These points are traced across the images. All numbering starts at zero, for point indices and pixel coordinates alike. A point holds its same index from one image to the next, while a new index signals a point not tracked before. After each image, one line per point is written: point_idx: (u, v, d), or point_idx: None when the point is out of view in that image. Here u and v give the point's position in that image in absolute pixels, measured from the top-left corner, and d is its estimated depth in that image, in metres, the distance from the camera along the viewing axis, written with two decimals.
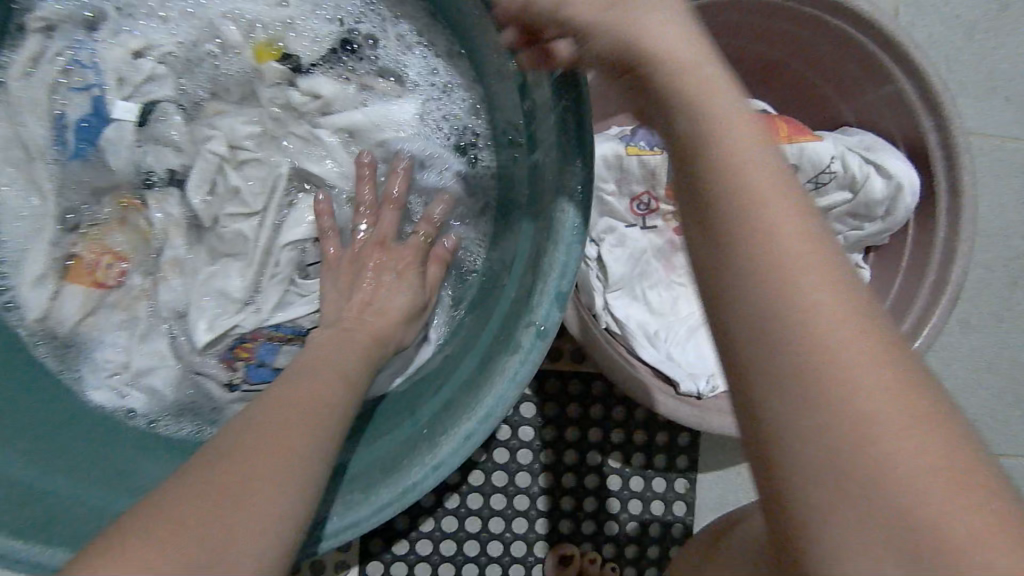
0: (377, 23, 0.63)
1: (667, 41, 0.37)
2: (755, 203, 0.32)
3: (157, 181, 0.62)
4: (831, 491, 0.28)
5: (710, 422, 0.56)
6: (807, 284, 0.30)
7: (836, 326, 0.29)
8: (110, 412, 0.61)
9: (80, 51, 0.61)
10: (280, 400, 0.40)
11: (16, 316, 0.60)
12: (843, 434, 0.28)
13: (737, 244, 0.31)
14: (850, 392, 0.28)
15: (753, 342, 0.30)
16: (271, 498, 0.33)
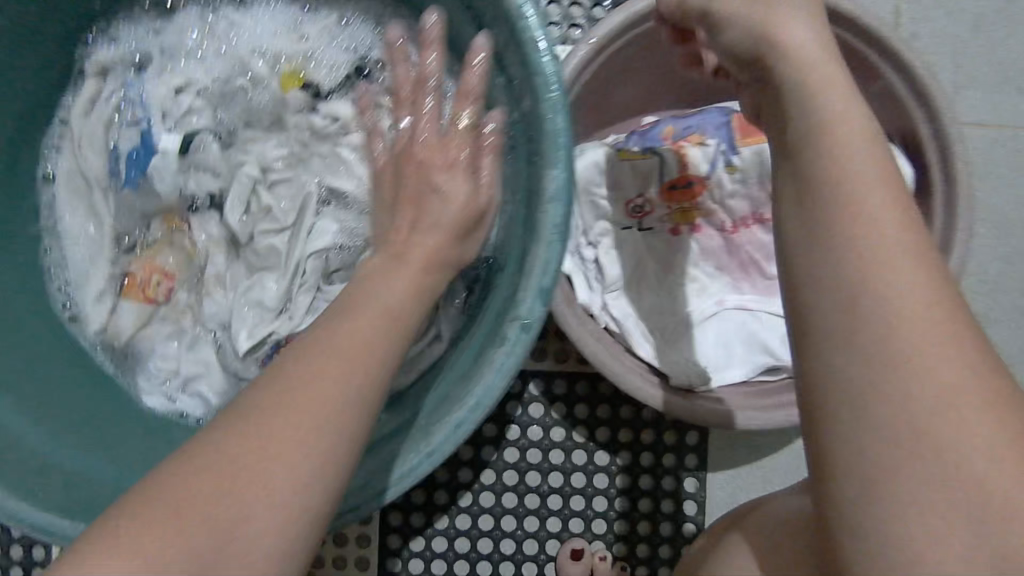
0: (386, 48, 0.68)
1: (799, 62, 0.45)
2: (865, 206, 0.41)
3: (200, 205, 0.68)
4: (886, 435, 0.38)
5: (700, 411, 0.61)
6: (895, 272, 0.39)
7: (918, 308, 0.39)
8: (170, 417, 0.67)
9: (130, 90, 0.68)
10: (319, 346, 0.41)
11: (80, 328, 0.68)
12: (908, 384, 0.38)
13: (833, 232, 0.41)
14: (926, 364, 0.38)
15: (841, 313, 0.40)
16: (293, 471, 0.37)
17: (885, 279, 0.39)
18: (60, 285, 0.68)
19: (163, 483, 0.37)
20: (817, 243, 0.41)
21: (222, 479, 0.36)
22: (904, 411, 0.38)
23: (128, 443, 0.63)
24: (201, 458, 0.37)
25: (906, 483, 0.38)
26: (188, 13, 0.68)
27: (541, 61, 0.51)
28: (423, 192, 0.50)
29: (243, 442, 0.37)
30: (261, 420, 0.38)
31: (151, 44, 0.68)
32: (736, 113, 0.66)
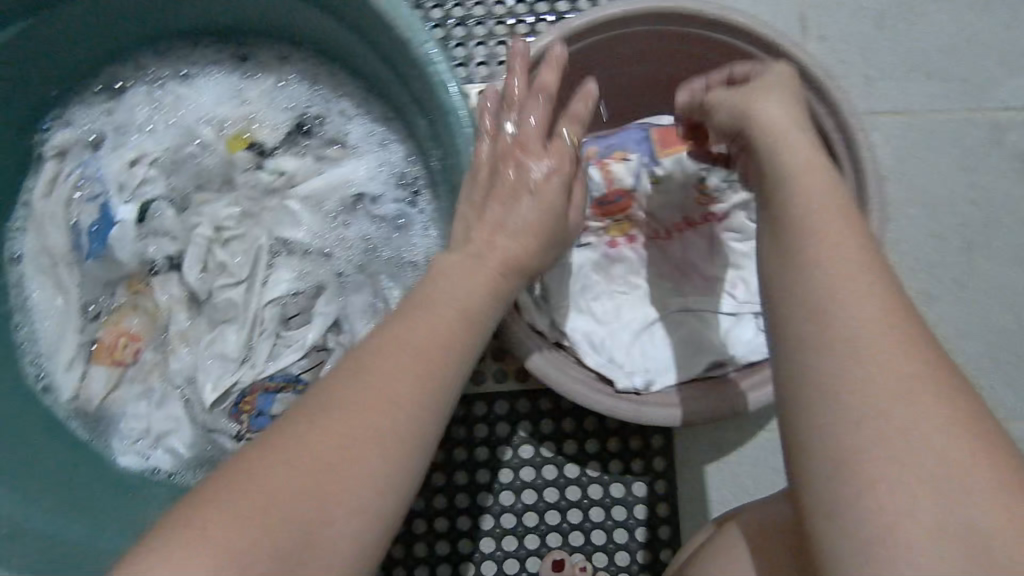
0: (323, 103, 0.73)
1: (772, 115, 0.53)
2: (830, 226, 0.45)
3: (160, 268, 0.71)
4: (886, 429, 0.38)
5: (646, 413, 0.62)
6: (871, 282, 0.42)
7: (899, 316, 0.41)
8: (145, 475, 0.69)
9: (88, 168, 0.72)
10: (404, 345, 0.42)
11: (52, 398, 0.70)
12: (905, 378, 0.39)
13: (809, 245, 0.45)
14: (897, 360, 0.40)
15: (812, 318, 0.43)
16: (369, 475, 0.37)
17: (848, 284, 0.42)
18: (32, 358, 0.71)
19: (238, 478, 0.36)
20: (792, 262, 0.45)
21: (305, 478, 0.36)
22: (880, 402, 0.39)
23: (105, 505, 0.65)
24: (280, 454, 0.37)
25: (889, 477, 0.37)
26: (136, 91, 0.73)
27: (453, 102, 0.56)
28: (517, 194, 0.52)
29: (327, 436, 0.37)
30: (343, 416, 0.38)
31: (104, 123, 0.73)
32: (654, 127, 0.71)
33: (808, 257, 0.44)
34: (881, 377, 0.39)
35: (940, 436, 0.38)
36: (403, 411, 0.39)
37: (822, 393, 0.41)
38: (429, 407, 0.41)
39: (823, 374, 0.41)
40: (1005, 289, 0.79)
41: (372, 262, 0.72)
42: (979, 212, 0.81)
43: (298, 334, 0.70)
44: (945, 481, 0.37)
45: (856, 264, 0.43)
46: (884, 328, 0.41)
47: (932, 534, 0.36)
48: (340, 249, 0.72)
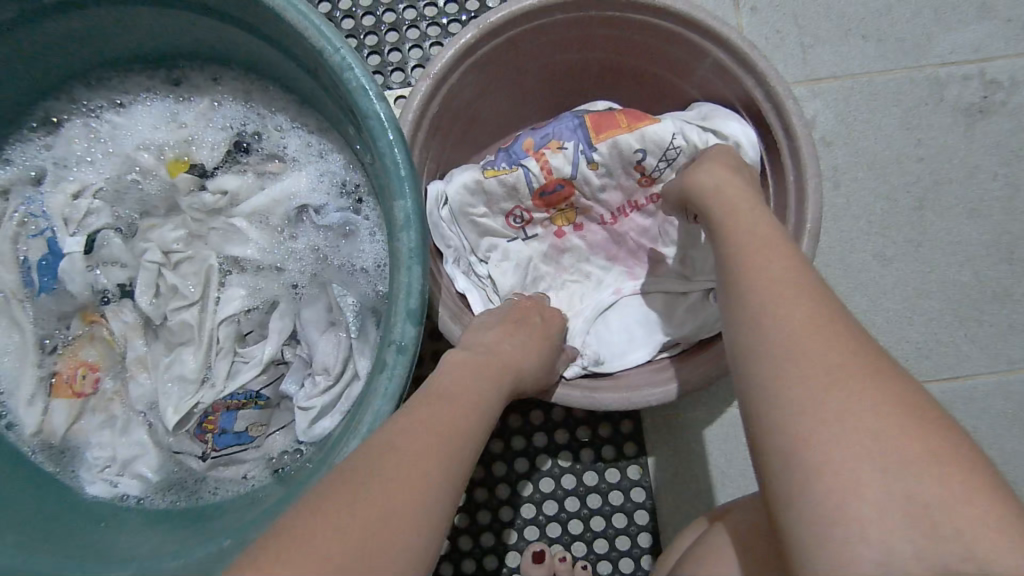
0: (259, 120, 0.74)
1: (717, 177, 0.59)
2: (761, 254, 0.50)
3: (112, 296, 0.72)
4: (852, 431, 0.39)
5: (600, 399, 0.62)
6: (811, 299, 0.46)
7: (844, 327, 0.44)
8: (114, 501, 0.69)
9: (31, 205, 0.72)
10: (426, 426, 0.46)
11: (17, 434, 0.71)
12: (859, 381, 0.40)
13: (751, 272, 0.49)
14: (828, 357, 0.42)
15: (752, 334, 0.46)
16: (408, 539, 0.39)
17: (781, 301, 0.46)
18: None
19: (293, 544, 0.37)
20: (736, 290, 0.49)
21: (355, 540, 0.37)
22: (818, 395, 0.41)
23: (70, 532, 0.65)
24: (331, 518, 0.38)
25: (857, 477, 0.38)
26: (74, 125, 0.74)
27: (373, 107, 0.55)
28: (529, 317, 0.64)
29: (373, 502, 0.39)
30: (383, 484, 0.41)
31: (44, 159, 0.73)
32: (587, 114, 0.70)
33: (743, 283, 0.48)
34: (818, 372, 0.41)
35: (876, 417, 0.39)
36: (432, 486, 0.42)
37: (772, 396, 0.42)
38: (452, 482, 0.44)
39: (770, 378, 0.43)
40: (959, 245, 0.79)
41: (325, 271, 0.72)
42: (926, 167, 0.81)
43: (255, 350, 0.70)
44: (889, 460, 0.38)
45: (788, 282, 0.47)
46: (813, 331, 0.43)
47: (883, 512, 0.37)
48: (292, 262, 0.72)
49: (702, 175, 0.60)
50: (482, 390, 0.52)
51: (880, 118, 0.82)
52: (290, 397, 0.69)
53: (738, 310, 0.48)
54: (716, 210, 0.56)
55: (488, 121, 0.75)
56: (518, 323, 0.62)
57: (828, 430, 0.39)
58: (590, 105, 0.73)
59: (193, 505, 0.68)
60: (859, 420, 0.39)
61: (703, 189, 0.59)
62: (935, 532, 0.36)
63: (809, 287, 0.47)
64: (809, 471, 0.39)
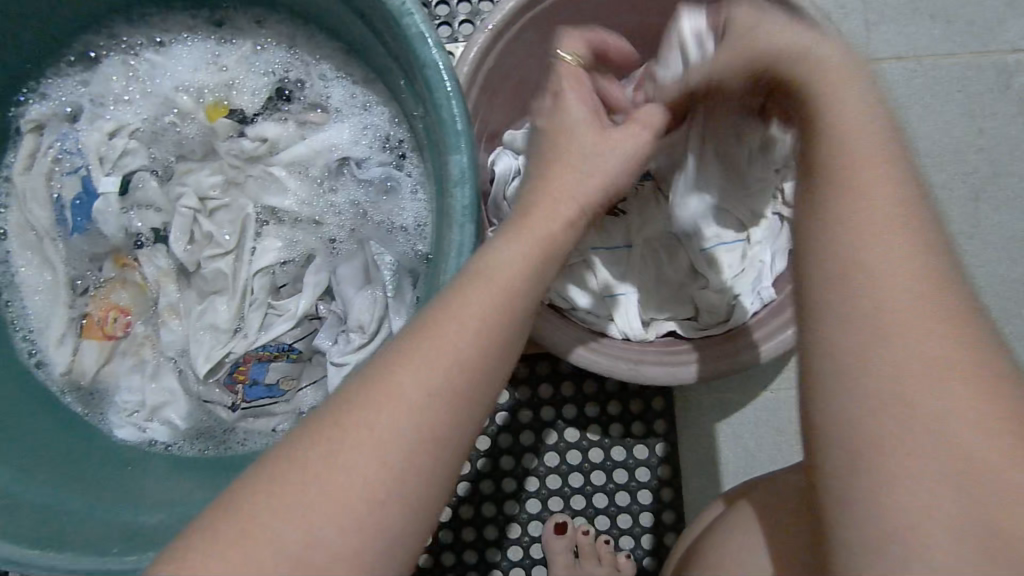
0: (303, 68, 0.71)
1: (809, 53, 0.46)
2: (866, 168, 0.41)
3: (146, 241, 0.70)
4: (905, 415, 0.37)
5: (642, 372, 0.61)
6: (898, 244, 0.39)
7: (928, 289, 0.38)
8: (142, 446, 0.69)
9: (66, 141, 0.71)
10: (431, 349, 0.40)
11: (47, 373, 0.70)
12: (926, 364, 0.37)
13: (838, 191, 0.41)
14: (903, 321, 0.38)
15: (830, 280, 0.40)
16: (401, 475, 0.37)
17: (876, 237, 0.39)
18: (23, 334, 0.70)
19: (279, 490, 0.36)
20: (826, 213, 0.41)
21: (337, 485, 0.36)
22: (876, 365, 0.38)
23: (99, 473, 0.65)
24: (316, 467, 0.37)
25: (908, 466, 0.36)
26: (111, 61, 0.71)
27: (430, 55, 0.53)
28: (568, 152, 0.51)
29: (358, 443, 0.37)
30: (371, 426, 0.37)
31: (80, 95, 0.71)
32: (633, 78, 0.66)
33: (828, 211, 0.41)
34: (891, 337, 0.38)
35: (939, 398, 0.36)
36: (427, 414, 0.38)
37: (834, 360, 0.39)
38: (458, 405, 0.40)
39: (857, 344, 0.38)
40: (1014, 239, 0.77)
41: (365, 227, 0.70)
42: (985, 158, 0.78)
43: (289, 303, 0.69)
44: (937, 449, 0.36)
45: (888, 212, 0.40)
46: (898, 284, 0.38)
47: (937, 504, 0.35)
48: (331, 216, 0.70)
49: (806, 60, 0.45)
50: (516, 276, 0.44)
51: (941, 103, 0.79)
52: (322, 352, 0.68)
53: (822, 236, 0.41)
54: (817, 102, 0.44)
55: (540, 86, 0.71)
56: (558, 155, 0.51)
57: (876, 405, 0.37)
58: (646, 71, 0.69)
59: (221, 455, 0.68)
60: (916, 400, 0.37)
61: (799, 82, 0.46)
62: (971, 532, 0.35)
63: (917, 228, 0.40)
64: (841, 450, 0.38)
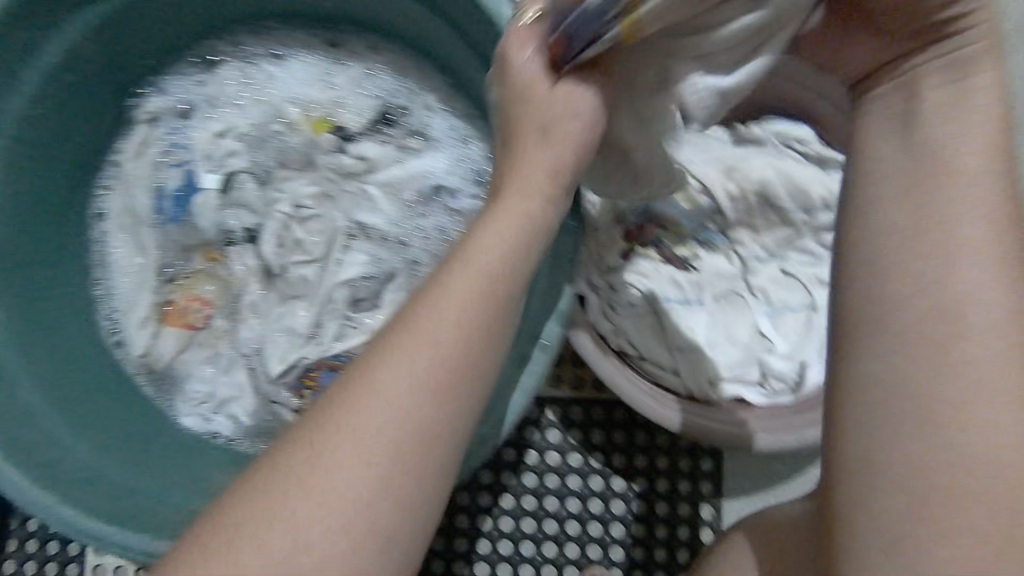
0: (409, 95, 0.73)
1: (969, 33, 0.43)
2: (941, 210, 0.42)
3: (237, 239, 0.73)
4: (926, 440, 0.40)
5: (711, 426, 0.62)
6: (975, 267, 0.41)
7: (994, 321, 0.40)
8: (203, 435, 0.71)
9: (177, 135, 0.74)
10: (412, 353, 0.40)
11: (124, 353, 0.72)
12: (968, 388, 0.40)
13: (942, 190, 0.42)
14: (966, 353, 0.40)
15: (897, 292, 0.42)
16: (385, 469, 0.38)
17: (961, 277, 0.41)
18: (107, 312, 0.73)
19: (262, 495, 0.37)
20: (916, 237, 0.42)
21: (322, 489, 0.37)
22: (917, 379, 0.41)
23: (166, 456, 0.66)
24: (298, 472, 0.38)
25: (916, 484, 0.40)
26: (228, 65, 0.74)
27: None
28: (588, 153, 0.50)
29: (338, 445, 0.38)
30: (349, 423, 0.39)
31: (194, 93, 0.74)
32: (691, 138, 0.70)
33: (925, 214, 0.42)
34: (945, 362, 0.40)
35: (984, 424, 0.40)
36: (406, 408, 0.39)
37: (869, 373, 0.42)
38: (440, 395, 0.40)
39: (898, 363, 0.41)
40: None
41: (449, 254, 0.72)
42: None
43: (366, 317, 0.71)
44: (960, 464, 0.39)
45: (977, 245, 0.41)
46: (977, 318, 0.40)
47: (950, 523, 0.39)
48: (417, 239, 0.72)
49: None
50: (494, 267, 0.44)
51: None
52: None
53: (899, 257, 0.42)
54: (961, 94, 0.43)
55: None
56: (564, 118, 0.46)
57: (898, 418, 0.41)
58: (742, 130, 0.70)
59: None
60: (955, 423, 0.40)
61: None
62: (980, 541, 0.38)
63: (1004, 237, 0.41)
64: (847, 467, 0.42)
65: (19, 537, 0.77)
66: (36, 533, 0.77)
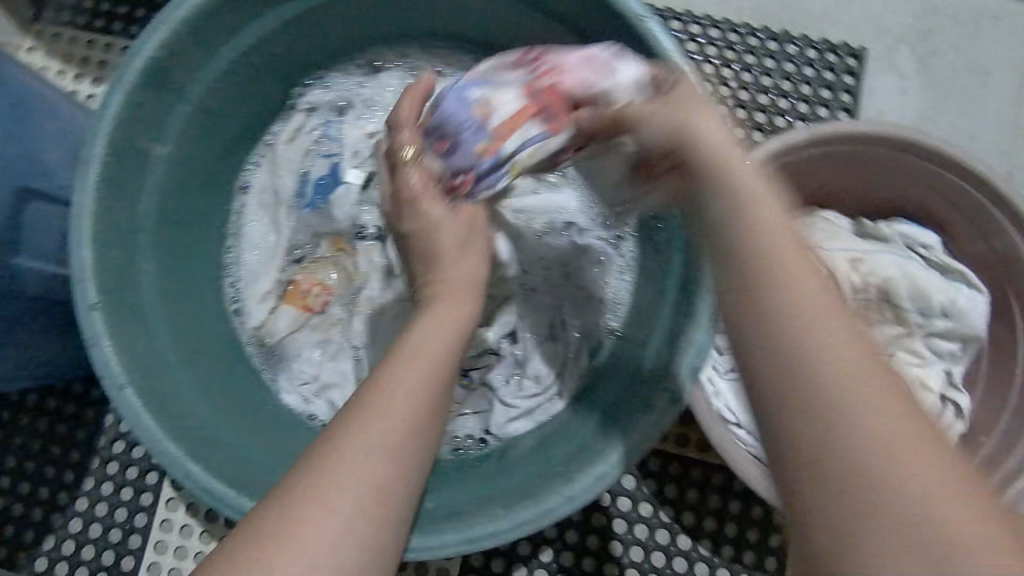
0: None
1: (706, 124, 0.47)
2: (751, 268, 0.38)
3: (368, 235, 0.76)
4: (887, 539, 0.30)
5: None
6: (810, 322, 0.35)
7: (836, 376, 0.34)
8: (301, 416, 0.73)
9: (329, 128, 0.78)
10: (374, 410, 0.42)
11: (241, 322, 0.75)
12: (871, 461, 0.32)
13: (742, 254, 0.39)
14: (858, 409, 0.33)
15: (792, 381, 0.34)
16: (349, 521, 0.37)
17: (786, 318, 0.35)
18: (232, 281, 0.76)
19: (235, 569, 0.35)
20: (755, 279, 0.37)
21: (285, 541, 0.36)
22: (847, 462, 0.32)
23: (269, 427, 0.69)
24: (274, 533, 0.36)
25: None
26: (392, 74, 0.79)
27: None
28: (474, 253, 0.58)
29: (306, 498, 0.38)
30: (325, 482, 0.38)
31: (354, 94, 0.79)
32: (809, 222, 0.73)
33: (748, 287, 0.38)
34: (839, 385, 0.33)
35: (881, 443, 0.32)
36: (366, 459, 0.40)
37: (797, 420, 0.34)
38: (400, 450, 0.41)
39: (820, 450, 0.32)
40: None
41: (567, 288, 0.75)
42: None
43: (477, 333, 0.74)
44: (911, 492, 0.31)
45: (801, 267, 0.37)
46: (838, 335, 0.35)
47: None
48: (539, 267, 0.75)
49: (690, 114, 0.48)
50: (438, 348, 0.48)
51: None
52: (491, 386, 0.73)
53: (757, 315, 0.37)
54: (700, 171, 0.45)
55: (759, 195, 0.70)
56: (476, 234, 0.59)
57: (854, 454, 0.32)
58: (875, 224, 0.72)
59: None
60: (865, 454, 0.32)
61: (697, 141, 0.46)
62: None
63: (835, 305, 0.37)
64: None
65: (97, 477, 0.79)
66: (113, 477, 0.79)
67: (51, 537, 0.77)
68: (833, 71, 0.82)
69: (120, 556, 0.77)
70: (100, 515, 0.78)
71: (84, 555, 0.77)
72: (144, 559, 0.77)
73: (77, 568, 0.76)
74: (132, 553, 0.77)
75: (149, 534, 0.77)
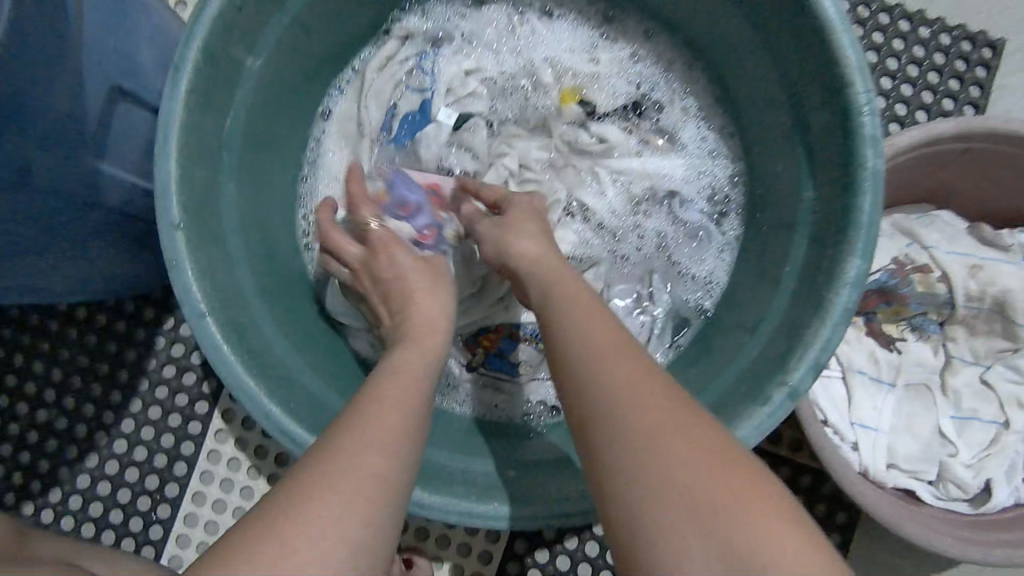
0: (667, 92, 0.72)
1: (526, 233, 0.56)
2: (569, 343, 0.47)
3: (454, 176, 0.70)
4: (685, 515, 0.37)
5: (902, 525, 0.59)
6: (606, 368, 0.44)
7: (623, 397, 0.42)
8: (367, 363, 0.68)
9: (424, 59, 0.72)
10: (378, 414, 0.40)
11: (311, 258, 0.70)
12: (661, 463, 0.39)
13: (563, 328, 0.48)
14: (633, 421, 0.41)
15: (595, 418, 0.42)
16: (350, 515, 0.35)
17: (588, 374, 0.44)
18: (304, 213, 0.71)
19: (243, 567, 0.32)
20: (558, 349, 0.48)
21: (280, 530, 0.34)
22: (648, 464, 0.39)
23: (341, 370, 0.65)
24: (271, 528, 0.34)
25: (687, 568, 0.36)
26: (497, 9, 0.73)
27: (864, 156, 0.52)
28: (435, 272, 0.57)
29: (311, 490, 0.35)
30: (331, 480, 0.36)
31: (455, 27, 0.73)
32: (903, 209, 0.72)
33: (565, 358, 0.47)
34: (635, 423, 0.41)
35: (677, 462, 0.39)
36: (361, 450, 0.38)
37: (602, 464, 0.41)
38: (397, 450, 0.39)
39: (625, 460, 0.40)
40: None
41: (658, 261, 0.71)
42: None
43: None
44: (717, 504, 0.37)
45: (598, 327, 0.47)
46: (623, 371, 0.44)
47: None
48: (633, 236, 0.71)
49: (514, 227, 0.57)
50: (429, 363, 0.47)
51: None
52: None
53: (572, 374, 0.45)
54: (528, 275, 0.54)
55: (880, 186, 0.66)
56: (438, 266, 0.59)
57: (660, 486, 0.38)
58: (994, 232, 0.69)
59: (451, 411, 0.68)
60: (662, 471, 0.38)
61: (530, 260, 0.55)
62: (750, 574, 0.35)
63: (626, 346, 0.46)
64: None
65: (145, 400, 0.75)
66: (162, 401, 0.75)
67: (95, 455, 0.74)
68: (966, 61, 0.75)
69: (164, 482, 0.74)
70: (146, 439, 0.75)
71: (127, 477, 0.74)
72: (188, 487, 0.74)
73: (119, 490, 0.74)
74: (176, 481, 0.74)
75: (195, 463, 0.74)
